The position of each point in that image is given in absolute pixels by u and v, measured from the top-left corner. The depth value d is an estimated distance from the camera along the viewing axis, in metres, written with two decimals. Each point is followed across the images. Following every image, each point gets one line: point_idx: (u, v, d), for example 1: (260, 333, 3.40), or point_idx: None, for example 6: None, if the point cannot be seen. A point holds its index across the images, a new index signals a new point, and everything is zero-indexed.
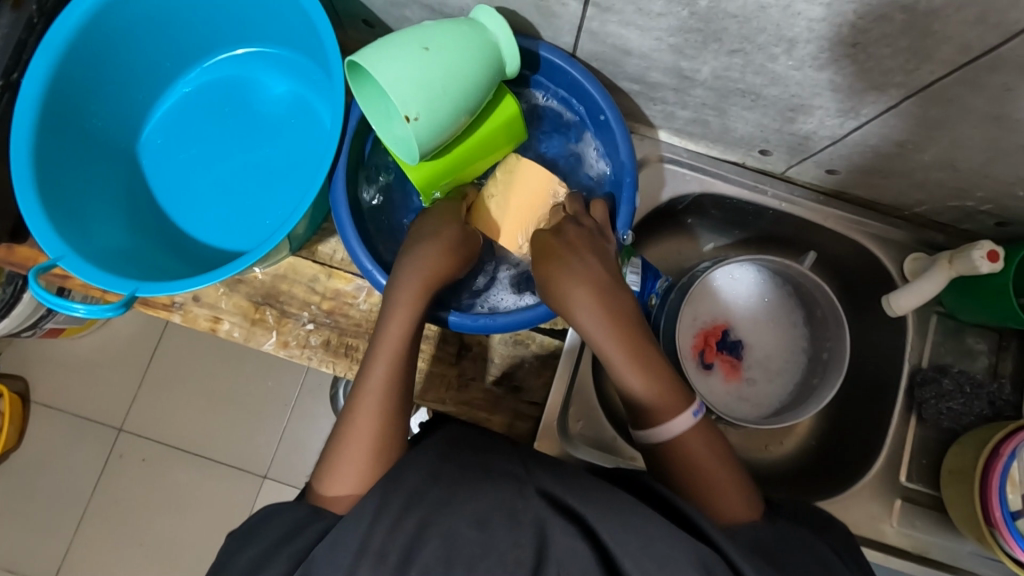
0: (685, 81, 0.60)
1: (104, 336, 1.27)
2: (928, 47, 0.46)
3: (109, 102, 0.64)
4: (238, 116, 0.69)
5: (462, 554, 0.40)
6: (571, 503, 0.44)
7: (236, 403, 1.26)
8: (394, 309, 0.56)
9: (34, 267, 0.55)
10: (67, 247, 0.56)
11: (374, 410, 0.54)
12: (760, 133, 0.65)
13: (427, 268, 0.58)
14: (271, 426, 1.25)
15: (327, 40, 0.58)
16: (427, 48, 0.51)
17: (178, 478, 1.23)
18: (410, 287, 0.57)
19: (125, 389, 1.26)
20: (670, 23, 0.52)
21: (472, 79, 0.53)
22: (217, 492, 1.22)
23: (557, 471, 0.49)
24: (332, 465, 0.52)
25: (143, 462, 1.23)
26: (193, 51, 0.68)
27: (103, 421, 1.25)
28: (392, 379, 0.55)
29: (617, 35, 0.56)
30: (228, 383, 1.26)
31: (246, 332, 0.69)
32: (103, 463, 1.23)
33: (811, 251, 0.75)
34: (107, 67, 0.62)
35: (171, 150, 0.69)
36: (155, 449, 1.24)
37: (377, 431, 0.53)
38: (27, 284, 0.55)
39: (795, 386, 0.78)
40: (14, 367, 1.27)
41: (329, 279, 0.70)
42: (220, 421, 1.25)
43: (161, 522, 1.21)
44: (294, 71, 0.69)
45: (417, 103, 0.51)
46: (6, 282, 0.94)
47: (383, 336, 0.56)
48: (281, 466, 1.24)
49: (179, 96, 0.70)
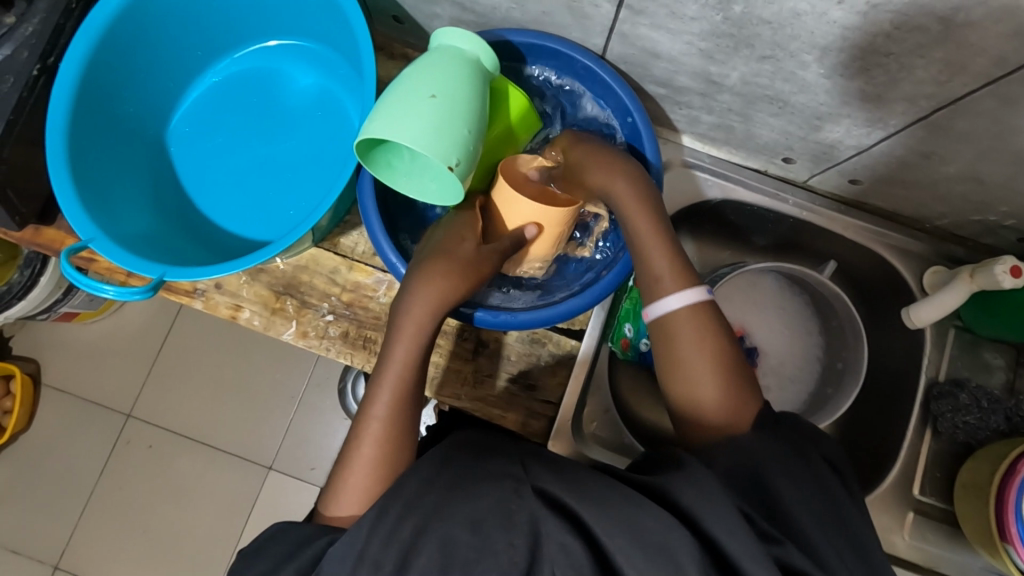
0: (712, 86, 0.61)
1: (117, 322, 1.28)
2: (962, 60, 0.46)
3: (140, 89, 0.65)
4: (266, 107, 0.69)
5: (457, 559, 0.40)
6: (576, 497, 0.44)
7: (243, 393, 1.26)
8: (399, 334, 0.56)
9: (65, 248, 0.55)
10: (97, 229, 0.57)
11: (383, 435, 0.54)
12: (784, 140, 0.66)
13: (434, 290, 0.57)
14: (279, 417, 1.26)
15: (359, 34, 0.59)
16: (434, 96, 0.51)
17: (186, 466, 1.23)
18: (419, 312, 0.57)
19: (136, 376, 1.27)
20: (702, 27, 0.52)
21: (479, 105, 0.54)
22: (223, 481, 1.23)
23: (562, 468, 0.49)
24: (336, 484, 0.54)
25: (150, 449, 1.24)
26: (224, 41, 0.69)
27: (113, 407, 1.26)
28: (397, 401, 0.55)
29: (648, 38, 0.57)
30: (237, 373, 1.27)
31: (266, 321, 0.70)
32: (110, 449, 1.24)
33: (830, 261, 0.78)
34: (141, 54, 0.63)
35: (198, 139, 0.69)
36: (163, 436, 1.25)
37: (384, 453, 0.54)
38: (58, 264, 0.55)
39: (808, 394, 0.77)
40: (26, 350, 1.28)
41: (350, 271, 0.70)
42: (228, 411, 1.26)
43: (167, 508, 1.22)
44: (323, 67, 0.70)
45: (455, 149, 0.51)
46: (25, 264, 0.95)
47: (387, 361, 0.57)
48: (288, 458, 1.24)
49: (208, 86, 0.70)
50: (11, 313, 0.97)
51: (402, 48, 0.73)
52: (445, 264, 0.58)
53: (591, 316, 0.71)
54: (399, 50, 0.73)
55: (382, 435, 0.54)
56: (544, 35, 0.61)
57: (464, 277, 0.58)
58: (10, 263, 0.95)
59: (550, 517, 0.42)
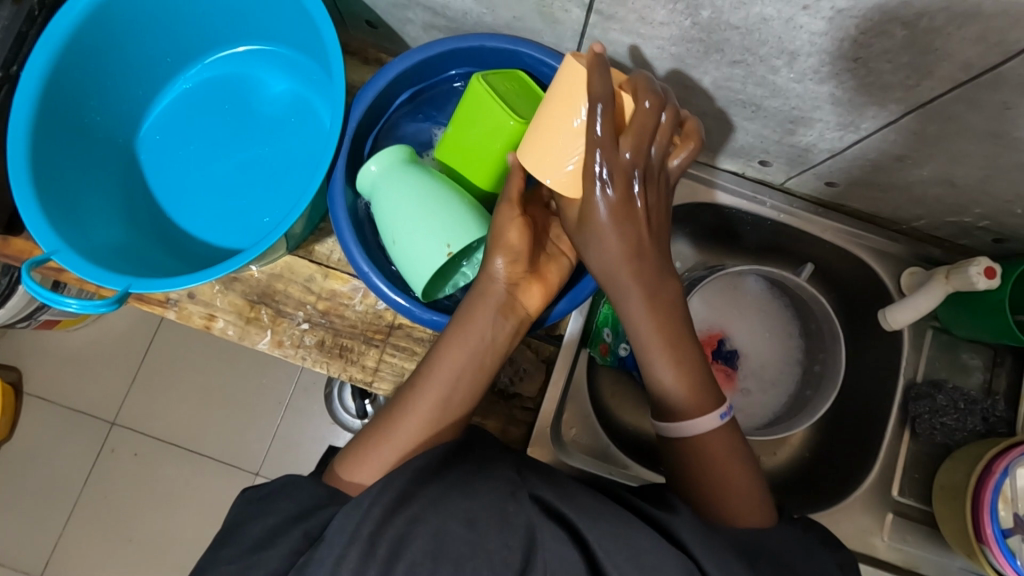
0: (686, 91, 0.60)
1: (100, 329, 1.27)
2: (929, 64, 0.46)
3: (108, 97, 0.64)
4: (237, 113, 0.69)
5: (450, 553, 0.40)
6: (572, 508, 0.44)
7: (228, 398, 1.25)
8: (460, 319, 0.56)
9: (27, 262, 0.54)
10: (61, 241, 0.55)
11: (416, 416, 0.53)
12: (760, 143, 0.65)
13: (501, 275, 0.56)
14: (262, 425, 1.24)
15: (327, 36, 0.57)
16: (394, 240, 0.59)
17: (170, 473, 1.22)
18: (483, 295, 0.56)
19: (119, 383, 1.26)
20: (672, 33, 0.52)
21: (415, 190, 0.58)
22: (209, 488, 1.22)
23: (552, 476, 0.49)
24: (365, 442, 0.53)
25: (134, 458, 1.23)
26: (193, 47, 0.68)
27: (96, 416, 1.24)
28: (457, 373, 0.55)
29: (619, 43, 0.56)
30: (224, 380, 1.26)
31: (240, 331, 0.69)
32: (95, 457, 1.23)
33: (808, 265, 0.76)
34: (107, 61, 0.62)
35: (170, 145, 0.68)
36: (147, 443, 1.23)
37: (414, 433, 0.53)
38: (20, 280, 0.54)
39: (790, 396, 0.78)
40: (8, 358, 1.27)
41: (326, 279, 0.70)
42: (212, 419, 1.24)
43: (151, 517, 1.21)
44: (296, 72, 0.69)
45: (433, 242, 0.57)
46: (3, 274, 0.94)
47: (462, 321, 0.56)
48: (274, 465, 1.23)
49: (181, 92, 0.69)
50: None
51: (377, 53, 0.73)
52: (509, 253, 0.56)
53: (569, 321, 0.71)
54: (373, 55, 0.73)
55: (420, 420, 0.53)
56: (516, 39, 0.59)
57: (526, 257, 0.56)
58: None
59: (545, 519, 0.43)
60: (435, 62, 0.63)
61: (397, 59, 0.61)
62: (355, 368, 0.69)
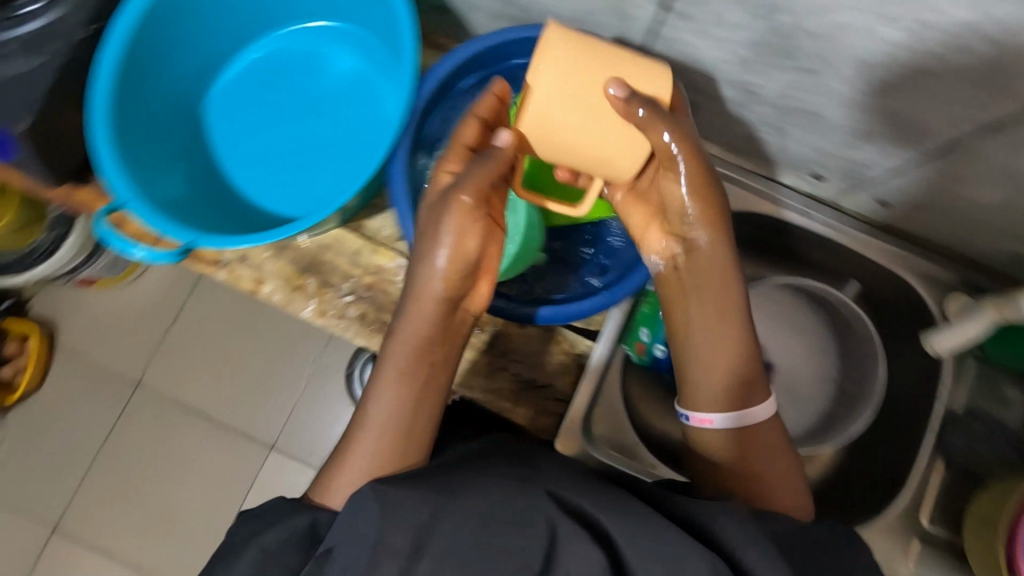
0: (749, 97, 0.61)
1: (135, 291, 1.30)
2: (1005, 84, 0.45)
3: (183, 58, 0.66)
4: (302, 86, 0.70)
5: (468, 556, 0.41)
6: (597, 507, 0.43)
7: (249, 369, 1.28)
8: (391, 366, 0.56)
9: (100, 207, 0.56)
10: (134, 190, 0.57)
11: (375, 438, 0.54)
12: (817, 156, 0.65)
13: (427, 314, 0.56)
14: (283, 397, 1.26)
15: (403, 14, 0.59)
16: None
17: (188, 436, 1.25)
18: (418, 317, 0.56)
19: (146, 345, 1.29)
20: (744, 35, 0.52)
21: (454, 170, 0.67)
22: (224, 455, 1.24)
23: (577, 477, 0.48)
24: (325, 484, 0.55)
25: (155, 419, 1.26)
26: (266, 18, 0.70)
27: (122, 375, 1.28)
28: (402, 380, 0.56)
29: (688, 43, 0.57)
30: (247, 351, 1.28)
31: (286, 297, 0.71)
32: (117, 415, 1.26)
33: (852, 280, 0.78)
34: (187, 24, 0.64)
35: (234, 112, 0.70)
36: (168, 406, 1.26)
37: (376, 453, 0.54)
38: (93, 225, 0.56)
39: (820, 416, 0.77)
40: (45, 312, 1.31)
41: (373, 254, 0.71)
42: (233, 388, 1.27)
43: (166, 477, 1.24)
44: (361, 49, 0.71)
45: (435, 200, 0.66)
46: (53, 227, 1.04)
47: (399, 333, 0.57)
48: (289, 439, 1.25)
49: (249, 61, 0.71)
50: (36, 273, 1.05)
51: (440, 38, 0.74)
52: (438, 287, 0.55)
53: (608, 317, 0.71)
54: (437, 40, 0.74)
55: (376, 458, 0.54)
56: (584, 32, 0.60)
57: (459, 281, 0.55)
58: (37, 225, 1.04)
59: (566, 519, 0.42)
60: (500, 49, 0.63)
61: (467, 44, 0.62)
62: None
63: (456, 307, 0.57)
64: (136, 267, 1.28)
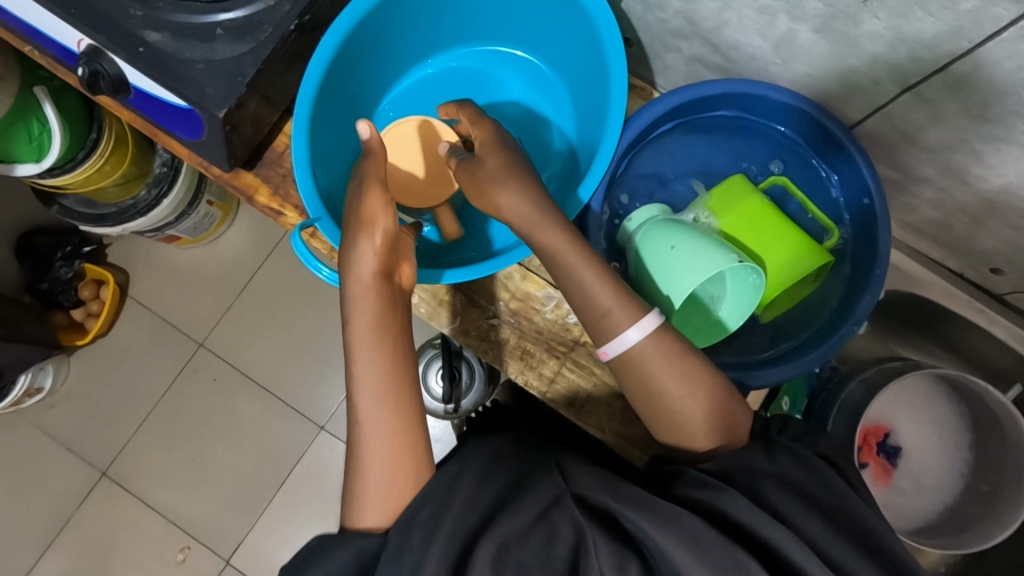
0: (959, 184, 0.59)
1: (212, 251, 1.28)
2: None
3: (375, 66, 0.68)
4: (475, 107, 0.72)
5: (510, 563, 0.43)
6: (617, 501, 0.47)
7: (313, 349, 1.26)
8: (362, 349, 0.53)
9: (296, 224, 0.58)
10: (324, 210, 0.59)
11: (377, 444, 0.52)
12: (1009, 252, 0.64)
13: (373, 292, 0.54)
14: (340, 382, 1.25)
15: (613, 55, 0.58)
16: (672, 246, 0.58)
17: (244, 403, 1.25)
18: (372, 298, 0.54)
19: (216, 308, 1.27)
20: (996, 130, 0.50)
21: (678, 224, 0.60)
22: (278, 429, 1.24)
23: (598, 475, 0.53)
24: (352, 506, 0.52)
25: (213, 382, 1.26)
26: (452, 38, 0.71)
27: (186, 333, 1.27)
28: (382, 372, 0.53)
29: (916, 123, 0.55)
30: (314, 329, 1.27)
31: (431, 311, 0.70)
32: (177, 372, 1.26)
33: (1016, 384, 0.73)
34: (389, 34, 0.66)
35: (405, 123, 0.72)
36: (227, 371, 1.26)
37: (390, 464, 0.52)
38: (289, 238, 0.58)
39: (944, 508, 0.74)
40: (118, 258, 1.29)
41: (523, 279, 0.69)
42: (295, 364, 1.26)
43: (219, 440, 1.24)
44: (540, 85, 0.72)
45: (663, 241, 0.58)
46: (154, 184, 1.01)
47: (354, 319, 0.54)
48: (340, 424, 1.24)
49: (423, 74, 0.73)
50: (129, 227, 1.02)
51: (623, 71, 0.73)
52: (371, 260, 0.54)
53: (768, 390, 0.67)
54: None
55: (387, 465, 0.52)
56: (800, 96, 0.58)
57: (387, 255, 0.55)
58: (140, 179, 1.00)
59: (592, 527, 0.45)
60: (702, 100, 0.62)
61: (680, 91, 0.60)
62: (532, 373, 0.69)
63: (396, 286, 0.56)
64: (219, 230, 1.25)
